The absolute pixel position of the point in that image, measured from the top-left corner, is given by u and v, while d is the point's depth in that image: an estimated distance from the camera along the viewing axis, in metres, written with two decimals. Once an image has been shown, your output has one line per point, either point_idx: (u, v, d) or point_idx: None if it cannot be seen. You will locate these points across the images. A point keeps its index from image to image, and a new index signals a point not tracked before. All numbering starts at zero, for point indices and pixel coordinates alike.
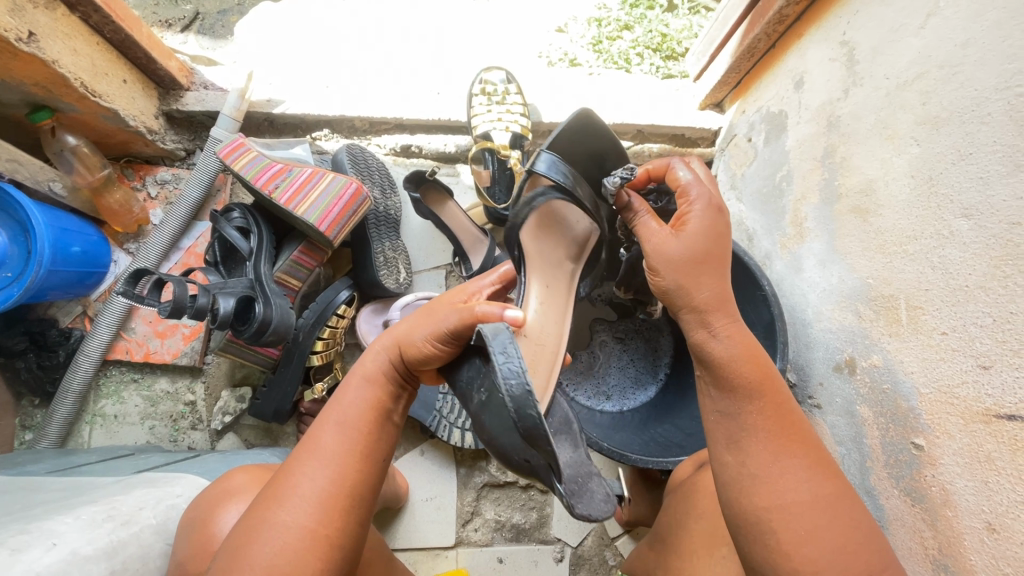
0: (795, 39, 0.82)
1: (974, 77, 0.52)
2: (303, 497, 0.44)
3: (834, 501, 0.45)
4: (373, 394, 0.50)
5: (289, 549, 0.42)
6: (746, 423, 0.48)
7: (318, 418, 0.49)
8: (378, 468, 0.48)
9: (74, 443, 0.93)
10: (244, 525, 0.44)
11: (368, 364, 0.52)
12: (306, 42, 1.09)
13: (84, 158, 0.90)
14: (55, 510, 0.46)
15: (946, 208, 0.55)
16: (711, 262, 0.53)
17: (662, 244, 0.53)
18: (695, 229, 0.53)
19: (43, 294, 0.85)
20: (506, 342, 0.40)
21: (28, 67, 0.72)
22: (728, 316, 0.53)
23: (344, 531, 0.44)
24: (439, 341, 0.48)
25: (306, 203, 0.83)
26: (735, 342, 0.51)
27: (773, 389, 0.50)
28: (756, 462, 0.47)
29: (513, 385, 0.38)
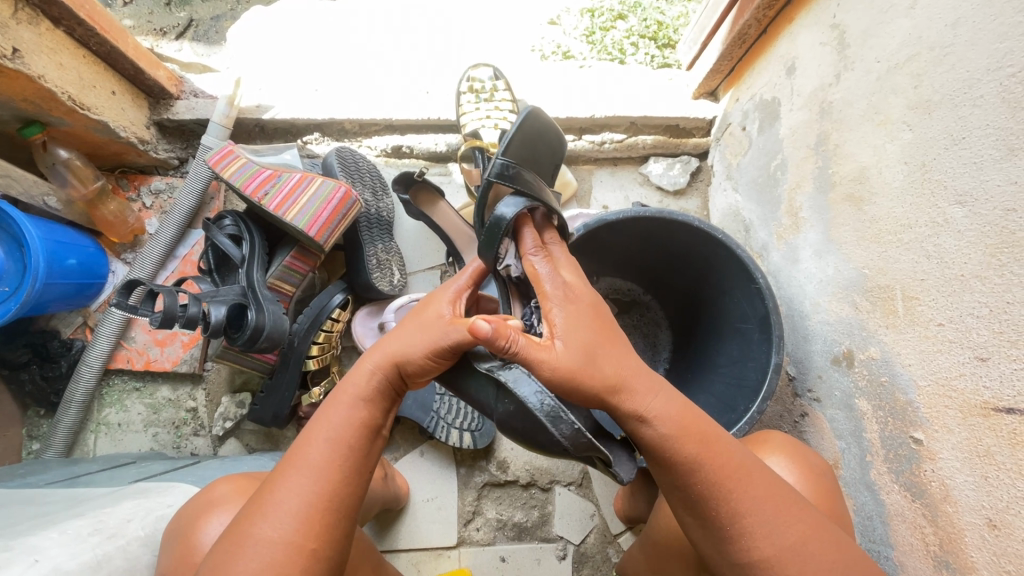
0: (786, 23, 0.80)
1: (966, 57, 0.50)
2: (290, 512, 0.44)
3: (810, 537, 0.45)
4: (365, 409, 0.49)
5: (274, 564, 0.42)
6: (696, 495, 0.46)
7: (304, 430, 0.48)
8: (363, 480, 0.48)
9: (80, 452, 0.95)
10: (227, 538, 0.44)
11: (361, 380, 0.49)
12: (295, 45, 1.09)
13: (77, 172, 0.91)
14: (43, 525, 0.47)
15: (940, 194, 0.53)
16: (603, 360, 0.45)
17: (572, 337, 0.45)
18: (570, 322, 0.46)
19: (43, 307, 0.86)
20: (533, 387, 0.42)
21: (14, 83, 0.73)
22: (641, 395, 0.45)
23: (330, 546, 0.45)
24: (440, 357, 0.48)
25: (295, 208, 0.83)
26: (662, 419, 0.45)
27: (713, 454, 0.45)
28: (721, 527, 0.46)
29: (561, 425, 0.41)
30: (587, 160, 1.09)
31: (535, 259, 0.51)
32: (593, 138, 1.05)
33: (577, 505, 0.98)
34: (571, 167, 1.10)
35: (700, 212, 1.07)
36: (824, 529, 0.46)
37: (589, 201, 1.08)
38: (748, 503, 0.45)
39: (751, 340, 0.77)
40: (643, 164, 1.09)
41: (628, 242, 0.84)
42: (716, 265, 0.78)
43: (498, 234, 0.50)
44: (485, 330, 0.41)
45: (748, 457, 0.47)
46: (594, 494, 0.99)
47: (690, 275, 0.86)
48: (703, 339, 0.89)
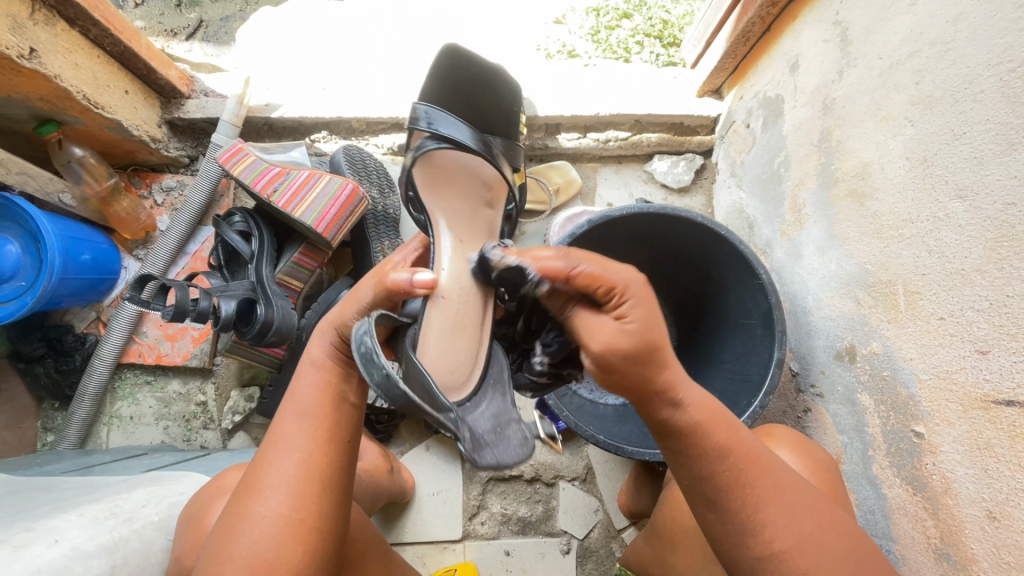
0: (790, 21, 0.80)
1: (966, 53, 0.51)
2: (275, 486, 0.45)
3: (824, 531, 0.45)
4: (326, 377, 0.51)
5: (268, 536, 0.44)
6: (719, 481, 0.45)
7: (277, 411, 0.50)
8: (342, 447, 0.49)
9: (93, 444, 0.97)
10: (224, 524, 0.45)
11: (317, 348, 0.52)
12: (304, 45, 1.10)
13: (91, 170, 0.94)
14: (61, 509, 0.48)
15: (941, 189, 0.53)
16: (663, 349, 0.42)
17: (641, 327, 0.40)
18: (636, 307, 0.41)
19: (58, 302, 0.88)
20: (363, 331, 0.40)
21: (31, 82, 0.75)
22: (682, 381, 0.44)
23: (321, 514, 0.46)
24: (370, 316, 0.51)
25: (303, 205, 0.84)
26: (697, 404, 0.45)
27: (742, 447, 0.45)
28: (741, 519, 0.44)
29: (373, 370, 0.38)
30: (592, 158, 1.10)
31: (575, 265, 0.42)
32: (598, 135, 1.06)
33: (581, 500, 0.99)
34: (576, 165, 1.11)
35: (704, 210, 1.07)
36: (834, 522, 0.46)
37: (594, 199, 1.09)
38: (768, 496, 0.45)
39: (753, 336, 0.77)
40: (647, 162, 1.09)
41: (632, 240, 0.85)
42: (719, 261, 0.79)
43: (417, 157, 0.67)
44: (416, 281, 0.49)
45: (770, 453, 0.47)
46: (598, 489, 0.99)
47: (694, 271, 0.87)
48: (707, 335, 0.90)
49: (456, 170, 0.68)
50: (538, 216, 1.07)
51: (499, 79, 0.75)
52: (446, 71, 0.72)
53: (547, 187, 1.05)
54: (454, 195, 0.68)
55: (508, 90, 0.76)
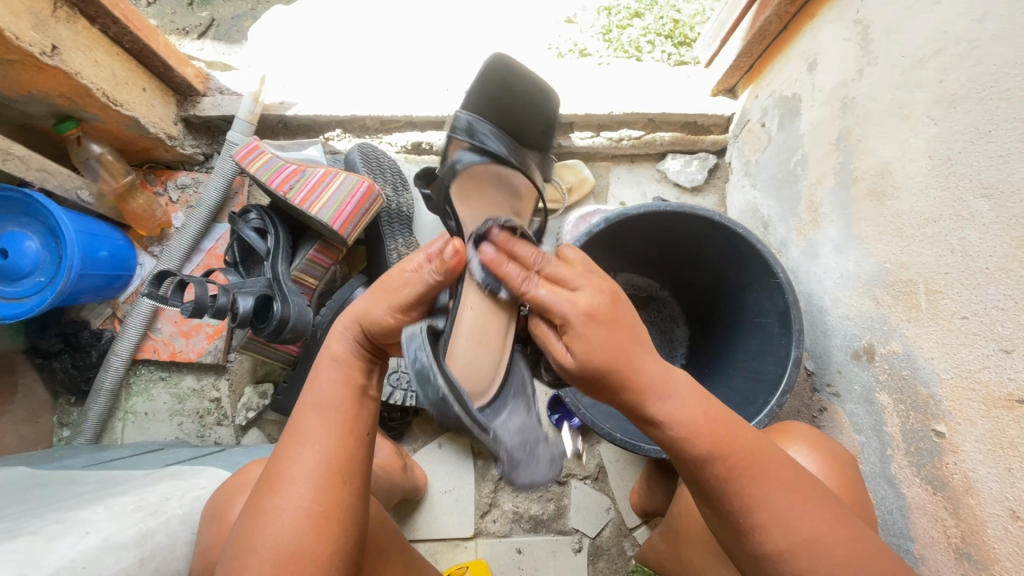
0: (808, 19, 0.80)
1: (993, 51, 0.50)
2: (297, 480, 0.45)
3: (829, 533, 0.44)
4: (344, 373, 0.50)
5: (291, 531, 0.44)
6: (710, 488, 0.44)
7: (296, 406, 0.50)
8: (364, 440, 0.49)
9: (108, 439, 0.97)
10: (248, 515, 0.46)
11: (337, 344, 0.51)
12: (317, 44, 1.11)
13: (109, 167, 0.95)
14: (88, 501, 0.49)
15: (965, 187, 0.53)
16: (621, 369, 0.42)
17: (587, 354, 0.42)
18: (583, 338, 0.42)
19: (76, 297, 0.89)
20: (415, 346, 0.45)
21: (52, 79, 0.75)
22: (652, 398, 0.43)
23: (343, 507, 0.46)
24: (401, 312, 0.48)
25: (319, 202, 0.85)
26: (675, 422, 0.43)
27: (732, 450, 0.43)
28: (734, 521, 0.44)
29: (428, 387, 0.44)
30: (604, 157, 1.10)
31: (531, 283, 0.46)
32: (611, 134, 1.06)
33: (593, 498, 0.99)
34: (588, 163, 1.11)
35: (717, 209, 1.07)
36: (843, 520, 0.45)
37: (606, 198, 1.09)
38: (766, 499, 0.43)
39: (769, 335, 0.77)
40: (660, 161, 1.09)
41: (645, 238, 0.85)
42: (735, 259, 0.79)
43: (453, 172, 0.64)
44: (447, 255, 0.47)
45: (770, 451, 0.45)
46: (610, 487, 0.99)
47: (709, 271, 0.87)
48: (721, 335, 0.90)
49: (485, 181, 0.66)
50: (550, 215, 1.07)
51: (539, 88, 0.73)
52: (491, 85, 0.68)
53: (560, 185, 1.05)
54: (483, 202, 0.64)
55: (548, 103, 0.74)
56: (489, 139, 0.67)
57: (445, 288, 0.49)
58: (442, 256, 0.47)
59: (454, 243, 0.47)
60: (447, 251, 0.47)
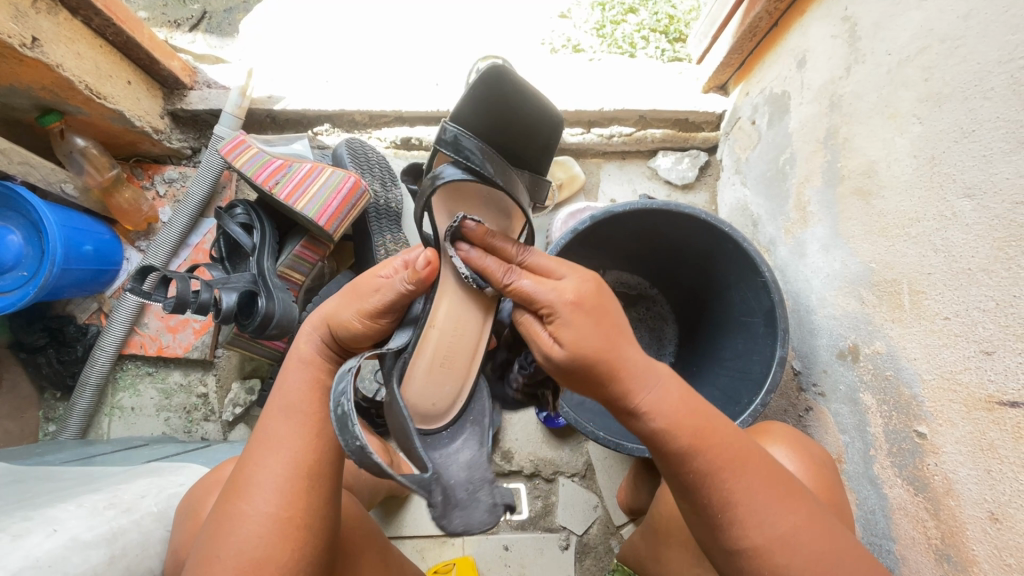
0: (798, 16, 0.79)
1: (977, 50, 0.50)
2: (264, 482, 0.45)
3: (805, 527, 0.43)
4: (313, 375, 0.51)
5: (258, 534, 0.43)
6: (687, 480, 0.44)
7: (265, 410, 0.50)
8: (331, 443, 0.49)
9: (94, 435, 0.97)
10: (215, 519, 0.45)
11: (304, 346, 0.53)
12: (306, 37, 1.10)
13: (93, 160, 0.93)
14: (61, 499, 0.48)
15: (948, 188, 0.53)
16: (606, 359, 0.43)
17: (574, 341, 0.43)
18: (569, 323, 0.43)
19: (60, 292, 0.88)
20: (345, 383, 0.42)
21: (34, 71, 0.74)
22: (636, 387, 0.43)
23: (310, 510, 0.45)
24: (368, 318, 0.50)
25: (305, 198, 0.84)
26: (655, 412, 0.43)
27: (709, 441, 0.44)
28: (712, 517, 0.44)
29: (348, 435, 0.40)
30: (595, 154, 1.09)
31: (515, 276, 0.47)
32: (602, 131, 1.05)
33: (580, 496, 0.99)
34: (579, 160, 1.10)
35: (708, 206, 1.07)
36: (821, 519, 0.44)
37: (597, 195, 1.08)
38: (746, 493, 0.43)
39: (756, 334, 0.77)
40: (652, 158, 1.09)
41: (632, 235, 0.85)
42: (723, 258, 0.78)
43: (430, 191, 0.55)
44: (420, 264, 0.47)
45: (749, 445, 0.45)
46: (598, 485, 0.99)
47: (697, 269, 0.87)
48: (708, 333, 0.89)
49: (472, 195, 0.60)
50: (541, 211, 1.07)
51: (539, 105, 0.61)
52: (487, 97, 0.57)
53: (550, 181, 1.04)
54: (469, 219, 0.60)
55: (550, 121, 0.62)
56: (476, 156, 0.56)
57: (415, 297, 0.50)
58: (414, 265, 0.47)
59: (426, 253, 0.48)
60: (420, 262, 0.48)
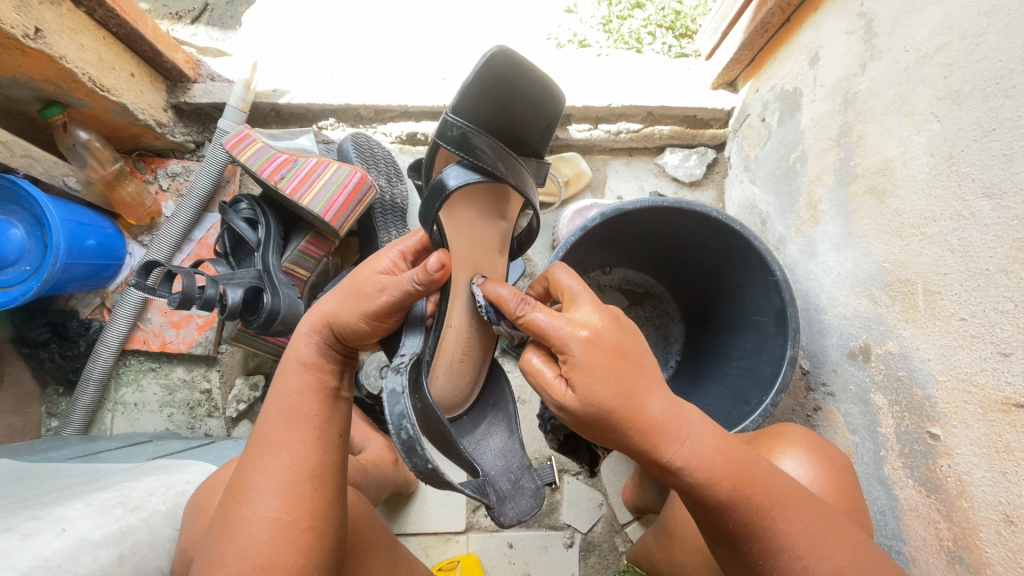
0: (811, 11, 0.78)
1: (999, 47, 0.49)
2: (265, 488, 0.45)
3: (851, 564, 0.43)
4: (314, 376, 0.50)
5: (261, 540, 0.43)
6: (730, 531, 0.43)
7: (264, 412, 0.49)
8: (334, 444, 0.49)
9: (97, 430, 0.96)
10: (219, 525, 0.45)
11: (309, 350, 0.51)
12: (311, 30, 1.08)
13: (96, 153, 0.93)
14: (68, 497, 0.48)
15: (967, 186, 0.52)
16: (624, 411, 0.41)
17: (585, 389, 0.41)
18: (584, 368, 0.41)
19: (63, 286, 0.87)
20: (400, 406, 0.45)
21: (37, 63, 0.73)
22: (667, 443, 0.41)
23: (316, 513, 0.45)
24: (372, 318, 0.48)
25: (311, 193, 0.83)
26: (692, 467, 0.41)
27: (753, 487, 0.42)
28: (753, 562, 0.44)
29: (415, 457, 0.44)
30: (602, 150, 1.08)
31: (526, 314, 0.45)
32: (609, 127, 1.04)
33: (585, 494, 0.99)
34: (586, 156, 1.09)
35: (715, 204, 1.06)
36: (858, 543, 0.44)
37: (603, 191, 1.08)
38: (788, 536, 0.43)
39: (765, 333, 0.76)
40: (659, 155, 1.08)
41: (641, 233, 0.85)
42: (732, 256, 0.78)
43: (437, 196, 0.54)
44: (431, 266, 0.45)
45: (784, 484, 0.44)
46: (603, 483, 0.99)
47: (705, 268, 0.86)
48: (716, 332, 0.89)
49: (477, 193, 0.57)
50: (547, 208, 1.06)
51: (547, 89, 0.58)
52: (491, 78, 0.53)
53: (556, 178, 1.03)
54: (470, 213, 0.58)
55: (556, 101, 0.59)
56: (487, 154, 0.54)
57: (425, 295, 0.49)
58: (425, 265, 0.46)
59: (439, 255, 0.45)
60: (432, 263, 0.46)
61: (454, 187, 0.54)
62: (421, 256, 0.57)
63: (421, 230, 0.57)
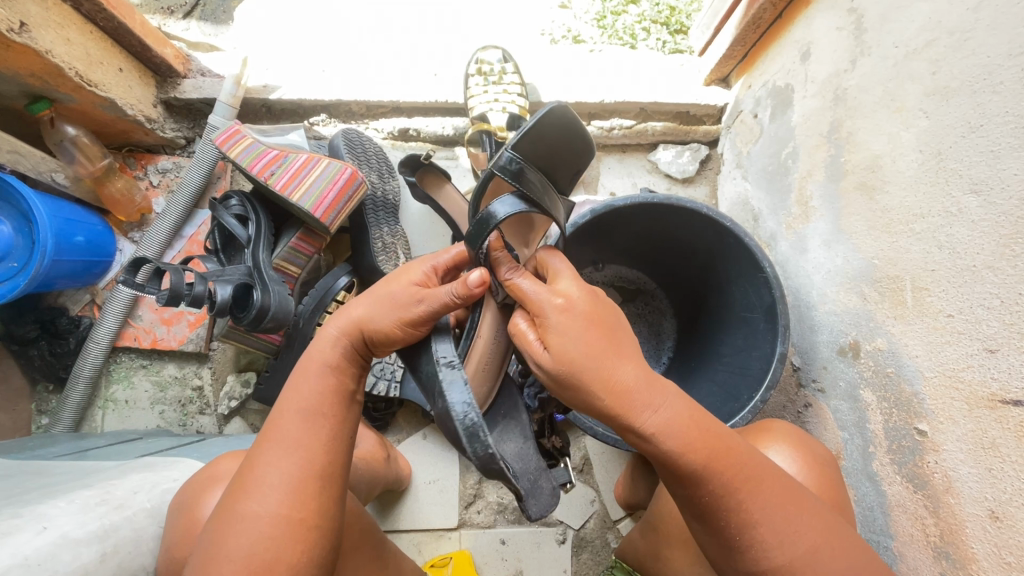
0: (802, 7, 0.78)
1: (986, 42, 0.49)
2: (274, 486, 0.44)
3: (824, 544, 0.43)
4: (335, 379, 0.50)
5: (264, 536, 0.43)
6: (705, 507, 0.43)
7: (275, 411, 0.49)
8: (346, 446, 0.49)
9: (88, 427, 0.96)
10: (214, 521, 0.44)
11: (307, 344, 0.51)
12: (302, 25, 1.08)
13: (85, 149, 0.92)
14: (51, 495, 0.48)
15: (955, 183, 0.52)
16: (596, 373, 0.42)
17: (559, 346, 0.42)
18: (557, 329, 0.43)
19: (51, 284, 0.87)
20: (464, 400, 0.46)
21: (22, 57, 0.73)
22: (639, 409, 0.42)
23: (320, 512, 0.45)
24: (410, 327, 0.50)
25: (301, 189, 0.83)
26: (665, 433, 0.42)
27: (723, 462, 0.42)
28: (728, 541, 0.44)
29: (475, 443, 0.45)
30: (595, 146, 1.08)
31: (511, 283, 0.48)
32: (601, 123, 1.03)
33: (578, 490, 0.99)
34: None
35: (708, 200, 1.06)
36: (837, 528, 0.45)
37: (597, 187, 1.07)
38: (760, 514, 0.43)
39: (756, 330, 0.76)
40: (652, 151, 1.08)
41: (634, 230, 0.84)
42: (723, 253, 0.78)
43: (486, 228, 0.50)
44: (471, 281, 0.47)
45: (761, 462, 0.44)
46: (595, 480, 0.99)
47: (697, 265, 0.86)
48: (707, 328, 0.89)
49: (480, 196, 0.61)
50: None
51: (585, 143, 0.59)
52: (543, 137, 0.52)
53: None
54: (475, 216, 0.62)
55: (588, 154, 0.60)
56: (539, 189, 0.51)
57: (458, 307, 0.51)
58: (465, 279, 0.47)
59: (480, 270, 0.47)
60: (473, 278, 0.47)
61: (504, 219, 0.49)
62: (451, 273, 0.56)
63: (458, 246, 0.57)
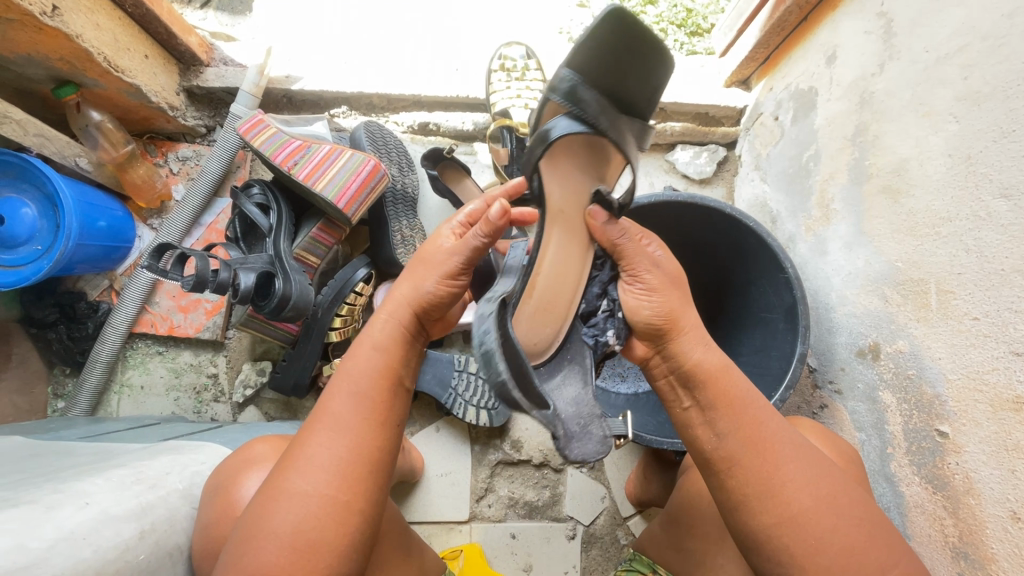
0: (828, 11, 0.78)
1: (1019, 49, 0.49)
2: (319, 466, 0.44)
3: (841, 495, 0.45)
4: (386, 360, 0.49)
5: (311, 517, 0.43)
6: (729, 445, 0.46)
7: (330, 386, 0.48)
8: (394, 432, 0.48)
9: (103, 412, 0.97)
10: (262, 495, 0.45)
11: (379, 330, 0.50)
12: (323, 17, 1.08)
13: (108, 135, 0.92)
14: (86, 473, 0.48)
15: (985, 187, 0.52)
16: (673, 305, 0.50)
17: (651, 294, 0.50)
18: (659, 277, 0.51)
19: (72, 268, 0.87)
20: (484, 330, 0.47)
21: (53, 42, 0.73)
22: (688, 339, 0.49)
23: (364, 498, 0.45)
24: (455, 280, 0.50)
25: (324, 179, 0.83)
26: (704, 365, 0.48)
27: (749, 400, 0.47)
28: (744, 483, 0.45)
29: (493, 368, 0.45)
30: None
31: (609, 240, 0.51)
32: None
33: (589, 486, 0.99)
34: None
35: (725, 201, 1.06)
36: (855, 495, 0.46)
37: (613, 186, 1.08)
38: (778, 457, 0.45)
39: (775, 331, 0.77)
40: (669, 151, 1.07)
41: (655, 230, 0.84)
42: (744, 252, 0.78)
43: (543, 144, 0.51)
44: (494, 214, 0.47)
45: (796, 440, 0.46)
46: (606, 476, 1.00)
47: (716, 264, 0.87)
48: (726, 328, 0.89)
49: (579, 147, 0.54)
50: None
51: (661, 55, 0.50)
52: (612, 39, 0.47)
53: None
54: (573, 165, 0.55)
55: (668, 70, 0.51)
56: (593, 112, 0.49)
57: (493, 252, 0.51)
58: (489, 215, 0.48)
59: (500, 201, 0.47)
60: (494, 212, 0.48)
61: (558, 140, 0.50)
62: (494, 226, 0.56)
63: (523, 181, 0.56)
